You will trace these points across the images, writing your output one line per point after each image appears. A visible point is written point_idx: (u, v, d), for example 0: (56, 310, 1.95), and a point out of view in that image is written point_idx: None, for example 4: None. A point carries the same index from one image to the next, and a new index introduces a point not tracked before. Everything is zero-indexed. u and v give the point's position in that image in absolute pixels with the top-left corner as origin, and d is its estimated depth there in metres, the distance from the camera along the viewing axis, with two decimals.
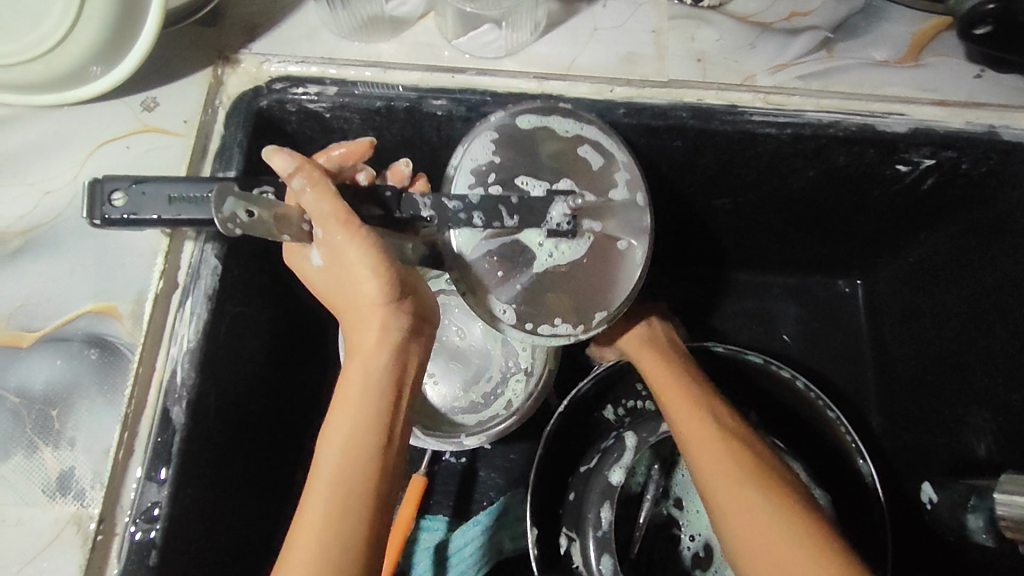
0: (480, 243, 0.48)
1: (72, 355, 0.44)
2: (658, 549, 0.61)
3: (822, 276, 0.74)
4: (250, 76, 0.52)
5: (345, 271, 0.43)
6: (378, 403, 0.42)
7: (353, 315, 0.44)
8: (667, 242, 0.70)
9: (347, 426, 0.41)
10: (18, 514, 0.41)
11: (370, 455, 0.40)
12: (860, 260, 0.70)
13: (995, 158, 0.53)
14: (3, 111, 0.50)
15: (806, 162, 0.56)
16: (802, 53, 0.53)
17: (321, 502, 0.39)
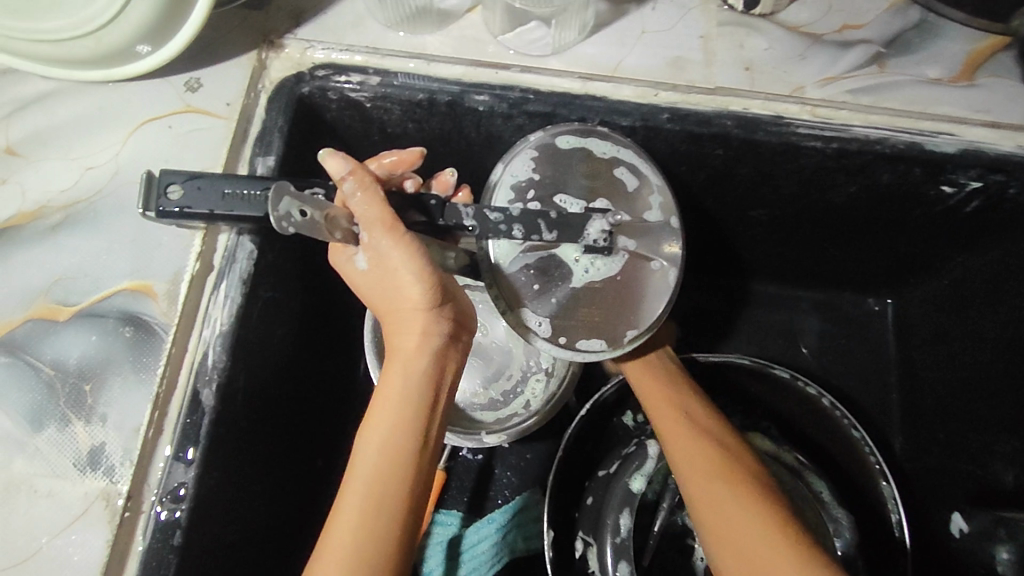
0: (517, 256, 0.49)
1: (106, 331, 0.44)
2: (672, 559, 0.60)
3: (852, 293, 0.73)
4: (294, 61, 0.52)
5: (387, 275, 0.42)
6: (418, 403, 0.42)
7: (394, 316, 0.44)
8: (697, 251, 0.69)
9: (387, 425, 0.41)
10: (50, 485, 0.41)
11: (412, 455, 0.41)
12: (891, 279, 0.69)
13: None
14: (50, 85, 0.50)
15: (848, 178, 0.55)
16: (853, 67, 0.52)
17: (359, 497, 0.39)
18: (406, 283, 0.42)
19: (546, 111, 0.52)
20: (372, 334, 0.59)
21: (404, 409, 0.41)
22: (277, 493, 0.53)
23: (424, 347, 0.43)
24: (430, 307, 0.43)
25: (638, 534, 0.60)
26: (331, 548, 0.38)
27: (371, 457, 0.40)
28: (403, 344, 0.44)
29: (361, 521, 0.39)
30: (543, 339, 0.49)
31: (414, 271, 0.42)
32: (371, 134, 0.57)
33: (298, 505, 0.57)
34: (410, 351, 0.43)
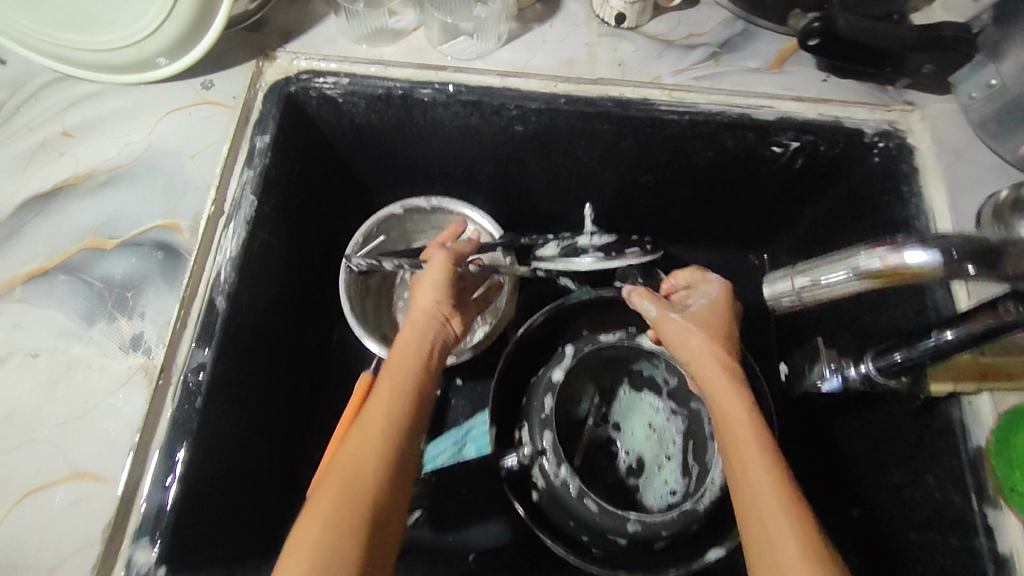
0: (553, 249, 0.71)
1: (144, 255, 0.60)
2: (599, 461, 0.78)
3: (739, 250, 0.92)
4: (283, 69, 0.70)
5: (428, 286, 0.64)
6: (395, 414, 0.52)
7: (400, 357, 0.58)
8: (611, 219, 0.87)
9: (368, 433, 0.50)
10: (103, 362, 0.55)
11: (389, 458, 0.50)
12: (765, 236, 0.88)
13: (844, 141, 0.69)
14: (97, 88, 0.67)
15: (705, 143, 0.72)
16: (696, 61, 0.71)
17: (344, 491, 0.47)
18: (422, 296, 0.63)
19: (473, 100, 0.70)
20: (345, 284, 0.75)
21: (381, 425, 0.51)
22: (267, 402, 0.67)
23: (404, 379, 0.56)
24: (439, 319, 0.62)
25: (572, 441, 0.78)
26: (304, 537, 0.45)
27: (352, 462, 0.49)
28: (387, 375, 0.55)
29: (340, 510, 0.46)
30: (603, 258, 0.67)
31: (433, 287, 0.63)
32: (343, 125, 0.74)
33: (281, 415, 0.70)
34: (388, 384, 0.54)
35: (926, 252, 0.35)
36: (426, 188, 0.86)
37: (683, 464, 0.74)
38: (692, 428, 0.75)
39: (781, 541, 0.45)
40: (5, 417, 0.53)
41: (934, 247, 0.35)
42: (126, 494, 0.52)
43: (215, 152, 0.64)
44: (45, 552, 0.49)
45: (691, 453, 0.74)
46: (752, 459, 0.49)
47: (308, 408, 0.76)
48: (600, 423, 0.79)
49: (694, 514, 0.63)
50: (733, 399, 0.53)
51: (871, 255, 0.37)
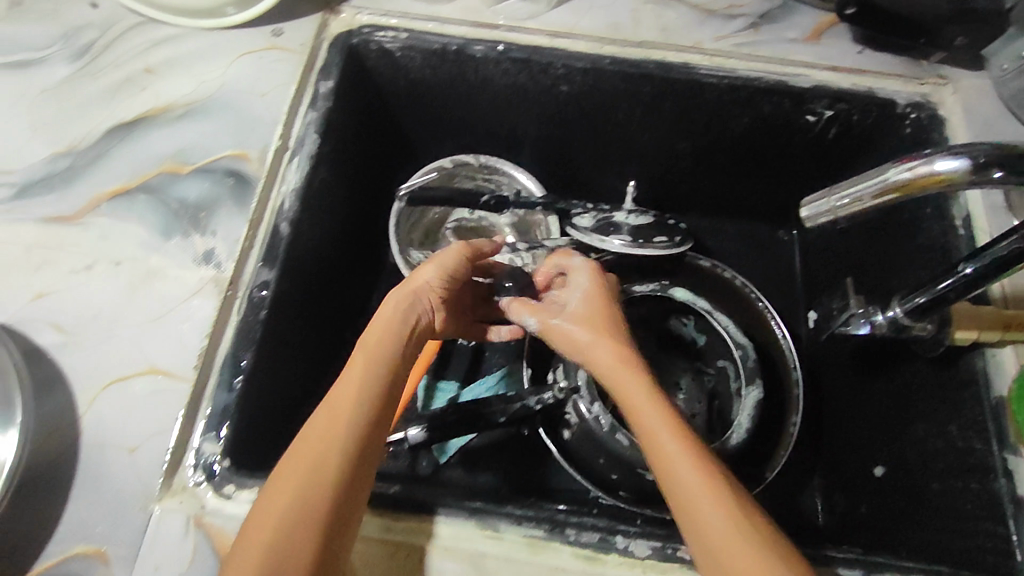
0: (590, 221, 0.79)
1: (216, 180, 0.65)
2: None
3: (769, 225, 0.91)
4: (346, 22, 0.74)
5: (428, 266, 0.60)
6: (360, 400, 0.49)
7: (375, 337, 0.54)
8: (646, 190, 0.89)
9: (329, 419, 0.48)
10: (180, 272, 0.61)
11: (349, 447, 0.47)
12: (795, 210, 0.88)
13: (876, 111, 0.72)
14: (177, 32, 0.73)
15: (741, 109, 0.75)
16: (736, 30, 0.74)
17: (299, 476, 0.45)
18: (423, 274, 0.59)
19: (523, 57, 0.74)
20: (395, 234, 0.81)
21: (343, 410, 0.49)
22: (317, 332, 0.71)
23: (377, 364, 0.52)
24: (426, 302, 0.59)
25: None
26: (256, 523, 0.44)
27: (309, 449, 0.46)
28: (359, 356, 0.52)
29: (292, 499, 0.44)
30: (631, 241, 0.76)
31: (434, 266, 0.60)
32: (397, 80, 0.78)
33: (330, 346, 0.74)
34: (359, 365, 0.51)
35: (955, 160, 0.39)
36: (471, 148, 0.89)
37: (704, 423, 0.74)
38: (717, 387, 0.76)
39: (710, 525, 0.44)
40: (93, 316, 0.59)
41: (963, 155, 0.39)
42: (197, 389, 0.56)
43: (283, 92, 0.70)
44: (129, 431, 0.55)
45: (713, 412, 0.75)
46: (675, 460, 0.47)
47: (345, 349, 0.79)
48: None
49: (725, 452, 0.68)
50: (639, 394, 0.50)
51: (902, 166, 0.41)
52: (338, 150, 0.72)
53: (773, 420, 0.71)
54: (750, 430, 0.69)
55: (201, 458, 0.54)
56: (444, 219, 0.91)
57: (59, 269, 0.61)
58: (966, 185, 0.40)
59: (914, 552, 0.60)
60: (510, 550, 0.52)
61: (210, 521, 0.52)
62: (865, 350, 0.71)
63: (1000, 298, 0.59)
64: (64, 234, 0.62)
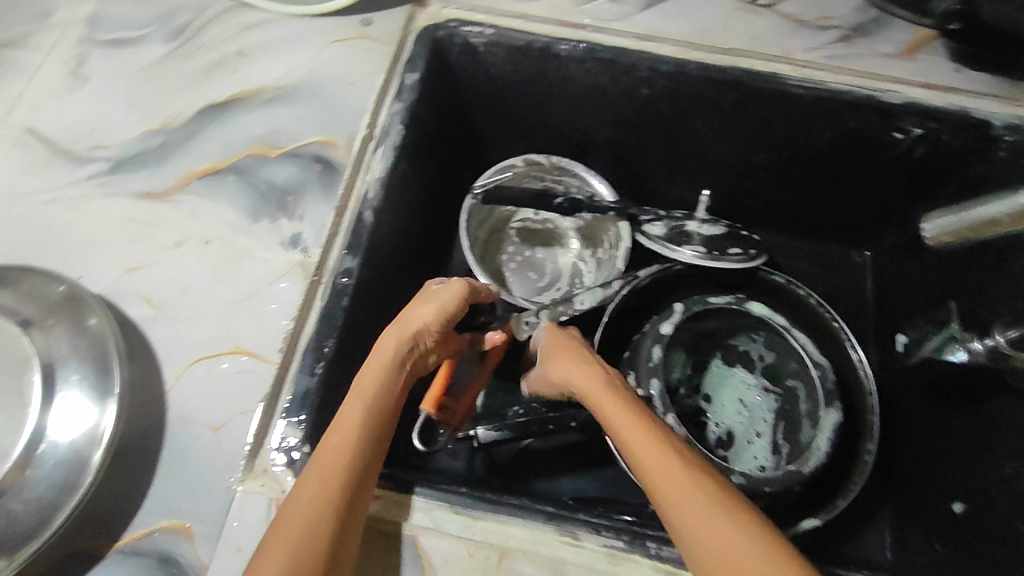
0: (662, 229, 0.79)
1: (304, 165, 0.65)
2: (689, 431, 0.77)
3: (840, 246, 0.89)
4: (432, 15, 0.75)
5: (424, 306, 0.60)
6: (354, 443, 0.49)
7: (368, 380, 0.54)
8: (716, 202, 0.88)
9: (322, 467, 0.47)
10: (266, 254, 0.61)
11: (342, 493, 0.46)
12: (867, 232, 0.85)
13: (970, 132, 0.69)
14: (269, 17, 0.74)
15: (825, 124, 0.73)
16: (827, 42, 0.73)
17: (296, 529, 0.44)
18: (421, 316, 0.59)
19: (607, 58, 0.73)
20: (465, 230, 0.81)
21: (337, 457, 0.48)
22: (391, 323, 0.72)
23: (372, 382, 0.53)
24: (421, 345, 0.59)
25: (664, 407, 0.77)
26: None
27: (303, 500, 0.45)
28: (353, 400, 0.52)
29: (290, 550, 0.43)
30: (703, 253, 0.75)
31: (434, 307, 0.59)
32: (477, 75, 0.78)
33: None
34: (354, 407, 0.51)
35: None
36: (540, 147, 0.88)
37: (772, 442, 0.76)
38: (786, 406, 0.76)
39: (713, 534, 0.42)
40: (181, 293, 0.60)
41: None
42: (282, 371, 0.57)
43: (371, 81, 0.70)
44: (214, 409, 0.55)
45: (781, 430, 0.76)
46: (654, 464, 0.47)
47: None
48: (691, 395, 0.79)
49: (798, 475, 0.65)
50: (631, 425, 0.50)
51: None
52: (418, 143, 0.72)
53: (847, 447, 0.70)
54: (828, 454, 0.68)
55: (282, 443, 0.54)
56: (511, 216, 0.91)
57: (149, 244, 0.62)
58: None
59: None
60: (586, 560, 0.51)
61: None
62: (943, 378, 0.69)
63: None
64: (155, 211, 0.63)
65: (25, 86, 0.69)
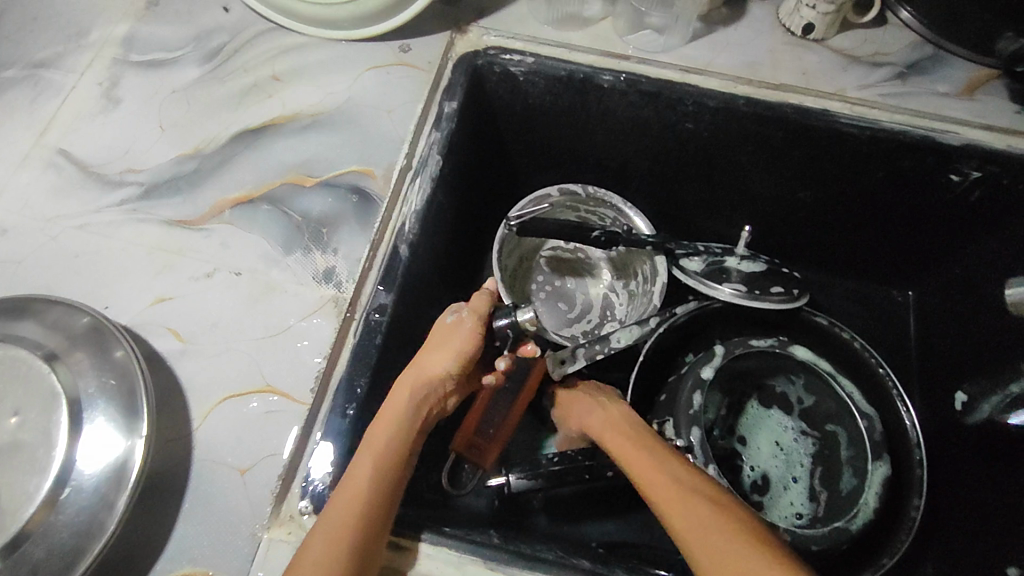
0: (699, 264, 0.76)
1: (339, 196, 0.64)
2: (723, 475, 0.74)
3: (879, 287, 0.86)
4: (472, 42, 0.73)
5: (440, 351, 0.55)
6: (364, 503, 0.47)
7: (380, 436, 0.51)
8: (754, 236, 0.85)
9: (331, 528, 0.46)
10: (298, 289, 0.59)
11: (350, 558, 0.45)
12: (910, 273, 0.83)
13: None
14: (307, 41, 0.73)
15: (878, 163, 0.71)
16: (881, 79, 0.70)
17: None
18: (438, 364, 0.54)
19: (652, 91, 0.71)
20: (497, 262, 0.78)
21: (342, 524, 0.46)
22: None
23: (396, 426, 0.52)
24: (435, 392, 0.55)
25: None
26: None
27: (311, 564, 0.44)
28: (364, 459, 0.50)
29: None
30: (744, 292, 0.72)
31: (454, 356, 0.54)
32: (515, 104, 0.76)
33: None
34: (365, 468, 0.49)
35: None
36: (575, 177, 0.86)
37: (810, 489, 0.72)
38: (825, 453, 0.73)
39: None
40: (211, 326, 0.58)
41: None
42: (312, 413, 0.55)
43: (409, 110, 0.68)
44: (241, 452, 0.53)
45: (819, 477, 0.73)
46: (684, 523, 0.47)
47: None
48: (726, 437, 0.76)
49: (845, 534, 0.63)
50: (658, 475, 0.51)
51: None
52: (454, 174, 0.71)
53: (895, 501, 0.65)
54: (877, 512, 0.64)
55: (310, 488, 0.52)
56: (541, 246, 0.88)
57: (179, 275, 0.60)
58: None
59: None
60: None
61: None
62: (995, 437, 0.65)
63: None
64: (187, 239, 0.62)
65: (58, 108, 0.68)
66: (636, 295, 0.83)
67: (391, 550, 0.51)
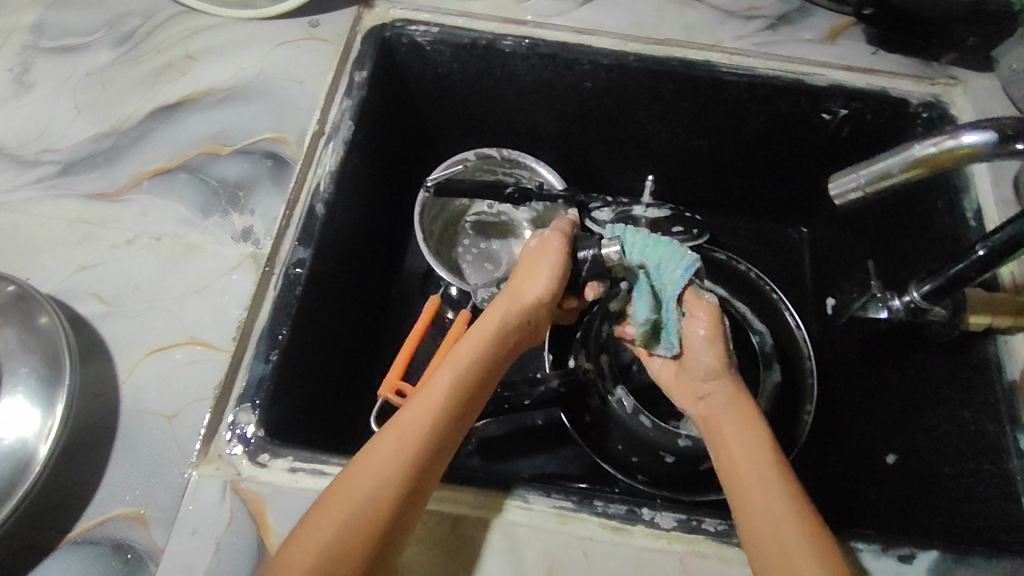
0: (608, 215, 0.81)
1: (255, 162, 0.67)
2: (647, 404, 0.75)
3: (778, 225, 0.94)
4: (379, 16, 0.77)
5: (536, 273, 0.56)
6: (435, 410, 0.52)
7: (465, 349, 0.56)
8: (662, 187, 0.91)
9: (397, 453, 0.49)
10: (218, 249, 0.63)
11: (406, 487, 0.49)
12: (803, 211, 0.90)
13: (889, 110, 0.74)
14: (217, 21, 0.75)
15: (759, 108, 0.77)
16: (755, 30, 0.77)
17: (338, 521, 0.46)
18: (533, 287, 0.56)
19: (549, 53, 0.76)
20: (419, 224, 0.82)
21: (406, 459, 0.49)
22: (347, 314, 0.73)
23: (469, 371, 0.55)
24: (529, 314, 0.57)
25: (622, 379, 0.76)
26: (303, 533, 0.46)
27: (374, 459, 0.49)
28: (445, 370, 0.55)
29: (351, 509, 0.47)
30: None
31: (547, 276, 0.56)
32: (426, 73, 0.80)
33: (359, 329, 0.77)
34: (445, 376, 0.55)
35: (978, 134, 0.41)
36: (492, 142, 0.90)
37: None
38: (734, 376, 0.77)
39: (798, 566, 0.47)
40: (133, 289, 0.60)
41: (987, 128, 0.41)
42: (235, 360, 0.58)
43: (320, 80, 0.72)
44: (168, 399, 0.56)
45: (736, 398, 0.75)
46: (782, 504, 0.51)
47: (372, 333, 0.81)
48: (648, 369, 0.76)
49: None
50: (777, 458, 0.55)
51: (928, 142, 0.42)
52: (370, 140, 0.75)
53: (790, 407, 0.74)
54: (767, 412, 0.73)
55: (236, 428, 0.55)
56: (466, 211, 0.94)
57: (101, 243, 0.62)
58: (988, 158, 0.42)
59: (925, 529, 0.62)
60: (537, 520, 0.53)
61: (246, 488, 0.53)
62: (876, 339, 0.74)
63: (1010, 285, 0.62)
64: (105, 211, 0.64)
65: None
66: None
67: (315, 478, 0.54)
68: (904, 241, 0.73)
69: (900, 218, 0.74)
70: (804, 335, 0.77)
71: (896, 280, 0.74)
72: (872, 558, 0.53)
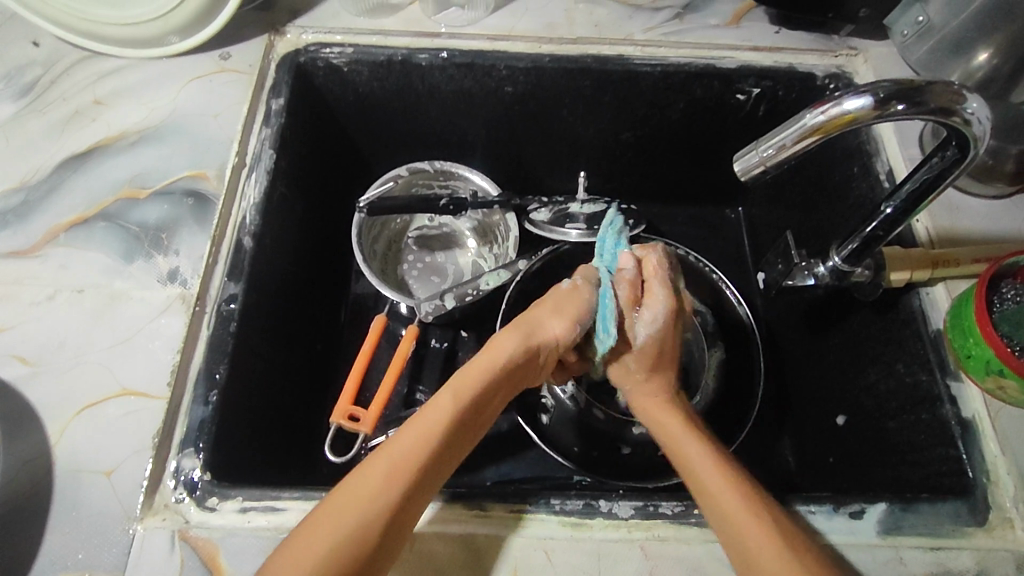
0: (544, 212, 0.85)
1: (176, 201, 0.66)
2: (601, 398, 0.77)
3: (714, 207, 0.96)
4: (292, 42, 0.76)
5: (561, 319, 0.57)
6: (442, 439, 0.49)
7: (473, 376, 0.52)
8: (597, 181, 0.93)
9: (392, 467, 0.47)
10: (144, 294, 0.61)
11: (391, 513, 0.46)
12: (735, 190, 0.93)
13: (800, 85, 0.76)
14: (125, 63, 0.74)
15: (676, 96, 0.79)
16: (662, 21, 0.79)
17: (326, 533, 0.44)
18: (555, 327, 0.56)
19: (465, 62, 0.76)
20: (357, 243, 0.80)
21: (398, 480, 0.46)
22: (288, 343, 0.72)
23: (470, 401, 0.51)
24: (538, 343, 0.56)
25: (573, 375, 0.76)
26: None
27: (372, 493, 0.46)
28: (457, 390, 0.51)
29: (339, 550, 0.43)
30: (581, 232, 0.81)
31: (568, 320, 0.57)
32: (347, 95, 0.80)
33: (303, 358, 0.75)
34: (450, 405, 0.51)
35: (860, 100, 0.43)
36: (424, 155, 0.90)
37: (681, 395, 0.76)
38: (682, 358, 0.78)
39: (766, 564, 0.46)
40: (58, 346, 0.58)
41: (865, 92, 0.44)
42: (172, 406, 0.56)
43: (236, 111, 0.71)
44: (104, 456, 0.54)
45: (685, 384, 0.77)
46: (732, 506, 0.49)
47: (320, 362, 0.80)
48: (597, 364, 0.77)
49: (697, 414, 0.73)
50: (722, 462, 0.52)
51: (817, 111, 0.44)
52: (295, 166, 0.74)
53: (739, 383, 0.76)
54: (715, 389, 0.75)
55: (181, 475, 0.54)
56: (407, 227, 0.93)
57: (19, 303, 0.60)
58: (872, 119, 0.44)
59: (878, 486, 0.65)
60: (496, 527, 0.53)
61: (195, 535, 0.51)
62: (816, 307, 0.76)
63: (925, 240, 0.64)
64: (22, 269, 0.62)
65: None
66: (501, 253, 0.89)
67: (265, 515, 0.52)
68: (829, 208, 0.75)
69: (822, 186, 0.76)
70: (746, 312, 0.79)
71: (823, 246, 0.76)
72: (826, 518, 0.54)
